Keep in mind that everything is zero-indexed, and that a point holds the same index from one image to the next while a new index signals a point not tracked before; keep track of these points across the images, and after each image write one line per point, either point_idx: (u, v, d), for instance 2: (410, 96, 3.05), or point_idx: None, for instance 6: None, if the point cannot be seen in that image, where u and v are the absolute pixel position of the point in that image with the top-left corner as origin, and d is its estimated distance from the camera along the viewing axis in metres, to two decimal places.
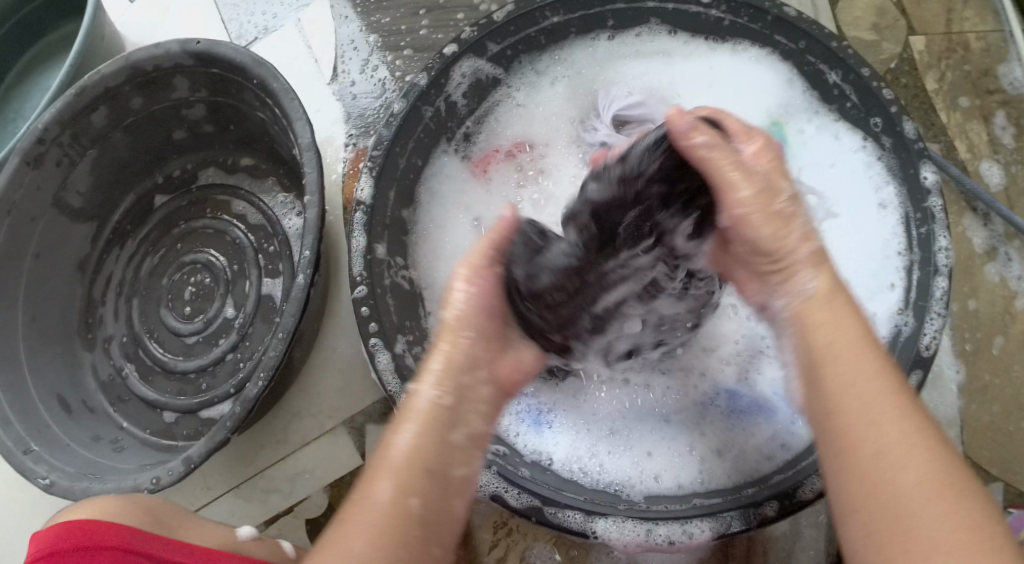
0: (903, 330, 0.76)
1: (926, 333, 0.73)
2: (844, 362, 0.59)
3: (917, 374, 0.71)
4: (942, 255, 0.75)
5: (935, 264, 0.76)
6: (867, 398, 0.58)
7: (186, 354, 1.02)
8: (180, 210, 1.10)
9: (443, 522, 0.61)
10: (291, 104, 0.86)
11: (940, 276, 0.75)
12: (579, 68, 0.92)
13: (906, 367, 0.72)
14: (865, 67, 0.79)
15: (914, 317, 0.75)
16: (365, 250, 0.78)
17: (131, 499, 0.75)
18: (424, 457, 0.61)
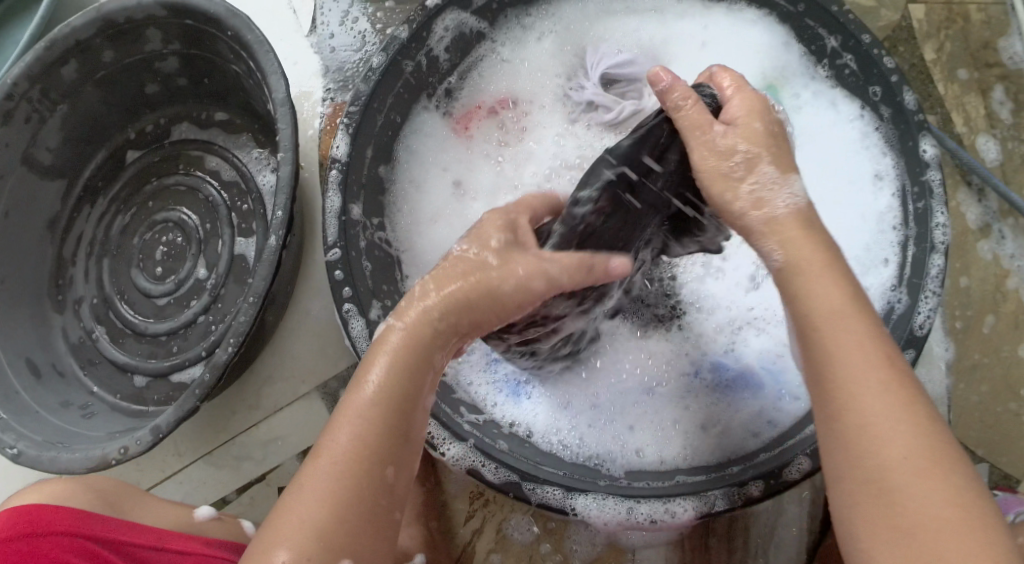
0: (895, 308, 0.73)
1: (919, 312, 0.71)
2: (789, 297, 0.58)
3: (908, 354, 0.69)
4: (940, 231, 0.73)
5: (931, 241, 0.73)
6: (832, 334, 0.56)
7: (157, 316, 0.99)
8: (152, 166, 1.06)
9: (408, 483, 0.57)
10: (266, 57, 0.83)
11: (936, 253, 0.72)
12: (568, 24, 0.89)
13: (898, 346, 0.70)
14: (865, 34, 0.76)
15: (908, 295, 0.73)
16: (341, 211, 0.75)
17: (75, 483, 0.74)
18: (398, 423, 0.56)
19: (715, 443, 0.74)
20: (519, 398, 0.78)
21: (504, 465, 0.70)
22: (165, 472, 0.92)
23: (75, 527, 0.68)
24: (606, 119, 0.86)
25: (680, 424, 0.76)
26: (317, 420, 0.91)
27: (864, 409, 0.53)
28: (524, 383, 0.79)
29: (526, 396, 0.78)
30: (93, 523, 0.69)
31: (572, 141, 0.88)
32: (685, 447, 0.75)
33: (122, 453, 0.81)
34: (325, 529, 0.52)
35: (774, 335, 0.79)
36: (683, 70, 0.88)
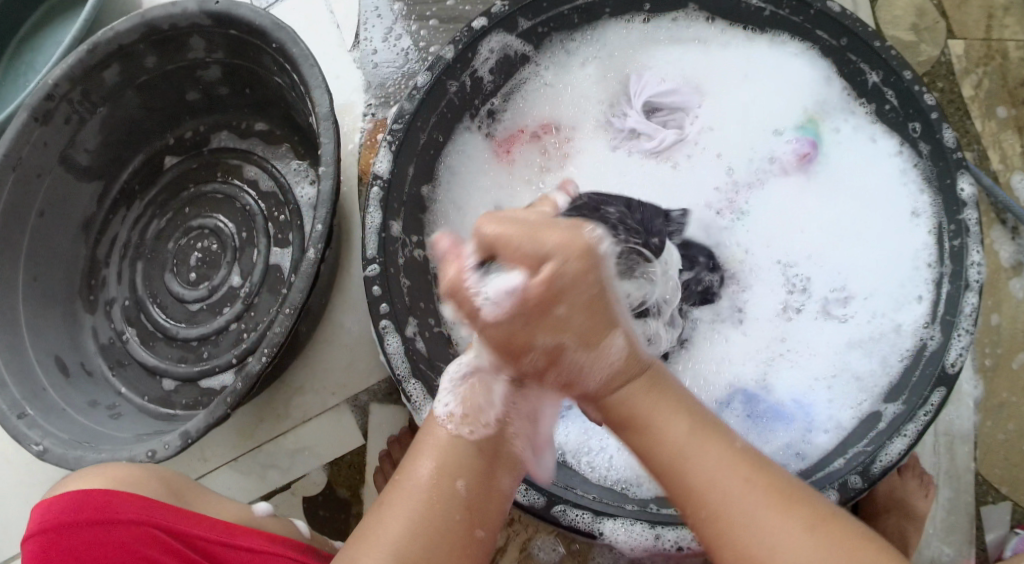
0: (928, 345, 0.74)
1: (952, 350, 0.71)
2: (685, 453, 0.58)
3: (942, 391, 0.70)
4: (975, 270, 0.73)
5: (967, 279, 0.73)
6: (690, 458, 0.58)
7: (189, 321, 1.00)
8: (191, 172, 1.07)
9: (489, 499, 0.64)
10: (311, 71, 0.84)
11: (971, 291, 0.72)
12: (612, 51, 0.93)
13: (928, 385, 0.71)
14: (907, 70, 0.77)
15: (941, 333, 0.73)
16: (381, 227, 0.76)
17: (138, 469, 0.73)
18: (463, 457, 0.63)
19: None
20: None
21: (534, 486, 0.69)
22: (191, 476, 0.94)
23: (137, 514, 0.68)
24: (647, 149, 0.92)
25: None
26: (344, 432, 0.91)
27: (738, 528, 0.56)
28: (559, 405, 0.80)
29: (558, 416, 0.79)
30: (160, 513, 0.69)
31: (612, 168, 0.92)
32: None
33: (150, 456, 0.82)
34: (403, 545, 0.60)
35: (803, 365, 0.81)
36: (722, 101, 0.93)
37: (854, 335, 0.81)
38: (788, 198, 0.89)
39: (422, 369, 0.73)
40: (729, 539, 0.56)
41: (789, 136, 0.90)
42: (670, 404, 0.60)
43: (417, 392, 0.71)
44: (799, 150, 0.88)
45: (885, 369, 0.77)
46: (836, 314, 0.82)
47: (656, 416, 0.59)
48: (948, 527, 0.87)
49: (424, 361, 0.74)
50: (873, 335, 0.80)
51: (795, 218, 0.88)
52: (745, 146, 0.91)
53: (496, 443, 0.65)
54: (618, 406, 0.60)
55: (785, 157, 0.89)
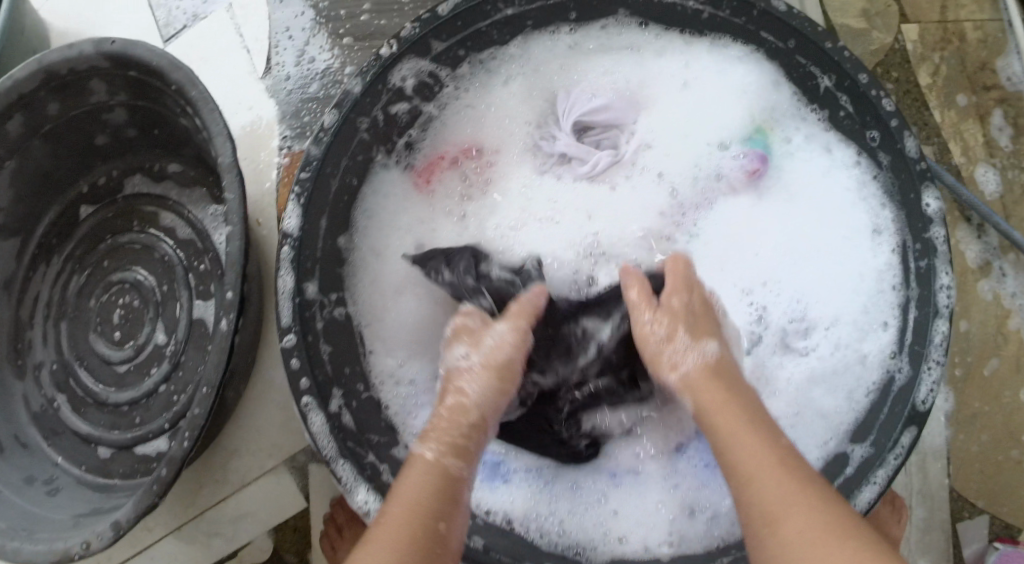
0: (896, 379, 0.70)
1: (922, 386, 0.67)
2: (750, 428, 0.61)
3: (911, 433, 0.66)
4: (943, 294, 0.68)
5: (935, 305, 0.68)
6: (744, 429, 0.60)
7: (118, 385, 0.95)
8: (107, 222, 1.01)
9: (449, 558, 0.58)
10: (211, 115, 0.77)
11: (940, 318, 0.68)
12: (536, 65, 0.86)
13: (899, 424, 0.67)
14: (862, 73, 0.72)
15: (909, 364, 0.69)
16: (294, 291, 0.70)
17: None
18: (440, 487, 0.60)
19: (705, 529, 0.70)
20: (496, 481, 0.74)
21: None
22: (133, 548, 0.89)
23: None
24: (582, 172, 0.84)
25: (668, 507, 0.72)
26: (285, 494, 0.87)
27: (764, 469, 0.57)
28: (502, 466, 0.74)
29: (502, 479, 0.74)
30: None
31: (539, 193, 0.85)
32: (673, 532, 0.71)
33: (84, 549, 0.77)
34: None
35: (763, 404, 0.75)
36: (662, 114, 0.86)
37: (816, 368, 0.76)
38: (737, 219, 0.82)
39: (351, 447, 0.68)
40: (741, 494, 0.57)
41: (735, 150, 0.83)
42: (751, 426, 0.61)
43: (347, 473, 0.66)
44: (746, 166, 0.82)
45: (850, 404, 0.72)
46: (796, 348, 0.77)
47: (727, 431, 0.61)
48: (924, 548, 0.83)
49: (354, 437, 0.68)
50: (837, 368, 0.75)
51: (748, 241, 0.82)
52: (686, 163, 0.84)
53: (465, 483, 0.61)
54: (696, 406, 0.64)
55: (732, 174, 0.83)
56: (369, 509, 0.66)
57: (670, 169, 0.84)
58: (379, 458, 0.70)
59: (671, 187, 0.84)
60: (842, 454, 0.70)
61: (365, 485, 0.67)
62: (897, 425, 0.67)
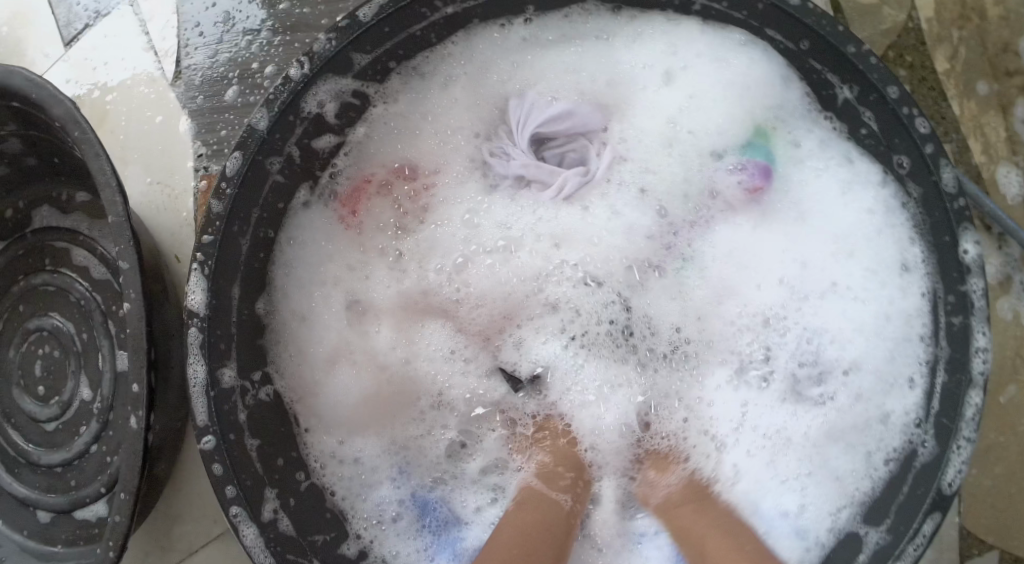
0: (919, 454, 0.62)
1: (949, 467, 0.59)
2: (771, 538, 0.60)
3: (934, 520, 0.58)
4: (979, 359, 0.59)
5: (970, 372, 0.59)
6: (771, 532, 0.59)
7: (48, 444, 0.86)
8: (18, 260, 0.89)
9: None
10: (97, 163, 0.66)
11: (974, 388, 0.59)
12: (482, 63, 0.73)
13: (921, 510, 0.59)
14: (892, 85, 0.60)
15: (936, 441, 0.61)
16: (209, 382, 0.60)
17: None
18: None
19: None
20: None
21: None
22: None
23: None
24: (546, 197, 0.75)
25: None
26: (240, 562, 0.79)
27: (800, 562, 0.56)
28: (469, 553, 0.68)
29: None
30: None
31: (489, 218, 0.75)
32: None
33: None
34: None
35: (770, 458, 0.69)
36: (645, 121, 0.75)
37: (832, 420, 0.68)
38: (745, 236, 0.73)
39: (292, 558, 0.61)
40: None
41: (732, 160, 0.74)
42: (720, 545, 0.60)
43: None
44: (747, 182, 0.73)
45: (867, 469, 0.65)
46: (809, 396, 0.69)
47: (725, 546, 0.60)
48: None
49: (294, 547, 0.61)
50: (857, 422, 0.67)
51: (758, 267, 0.72)
52: (676, 177, 0.75)
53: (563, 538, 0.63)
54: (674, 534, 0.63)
55: (730, 192, 0.74)
56: None
57: (655, 185, 0.75)
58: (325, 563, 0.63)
59: (660, 206, 0.74)
60: (854, 535, 0.63)
61: None
62: (919, 508, 0.60)
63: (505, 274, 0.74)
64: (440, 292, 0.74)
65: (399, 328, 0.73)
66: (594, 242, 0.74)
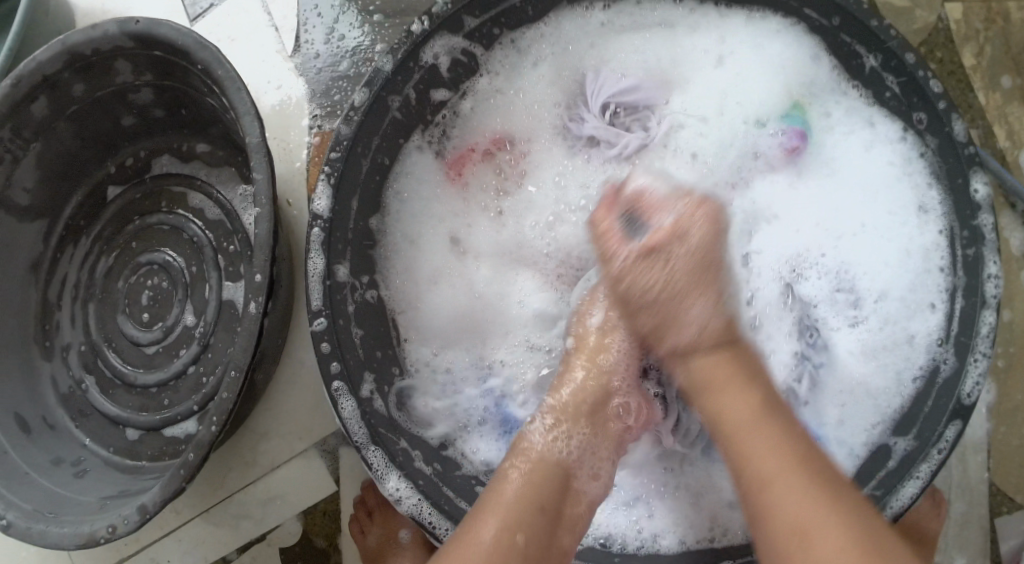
0: (941, 369, 0.70)
1: (968, 378, 0.67)
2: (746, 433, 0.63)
3: (956, 425, 0.67)
4: (992, 284, 0.68)
5: (983, 295, 0.68)
6: (745, 433, 0.63)
7: (147, 366, 0.95)
8: (134, 203, 0.99)
9: (550, 555, 0.63)
10: (238, 94, 0.76)
11: (987, 308, 0.68)
12: (567, 43, 0.83)
13: (945, 417, 0.67)
14: (909, 53, 0.70)
15: (955, 356, 0.69)
16: (325, 273, 0.69)
17: None
18: (537, 497, 0.64)
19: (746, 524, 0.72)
20: None
21: None
22: (161, 530, 0.89)
23: None
24: (611, 155, 0.83)
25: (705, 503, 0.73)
26: (316, 478, 0.87)
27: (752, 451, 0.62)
28: None
29: None
30: None
31: (573, 180, 0.84)
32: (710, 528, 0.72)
33: (110, 532, 0.77)
34: None
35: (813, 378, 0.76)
36: (699, 93, 0.84)
37: (867, 340, 0.76)
38: (781, 196, 0.82)
39: (383, 433, 0.67)
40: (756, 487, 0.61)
41: (773, 127, 0.82)
42: (740, 380, 0.66)
43: (379, 459, 0.66)
44: (786, 143, 0.81)
45: (898, 385, 0.73)
46: (842, 316, 0.77)
47: (726, 390, 0.66)
48: (961, 543, 0.82)
49: (385, 423, 0.68)
50: (886, 343, 0.75)
51: (791, 217, 0.81)
52: (723, 140, 0.83)
53: (561, 498, 0.66)
54: (702, 367, 0.68)
55: (770, 152, 0.82)
56: (400, 496, 0.66)
57: (703, 149, 0.84)
58: (411, 444, 0.69)
59: (705, 164, 0.83)
60: (886, 446, 0.71)
61: (396, 472, 0.66)
62: (943, 416, 0.68)
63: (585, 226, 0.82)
64: (530, 241, 0.82)
65: (496, 270, 0.82)
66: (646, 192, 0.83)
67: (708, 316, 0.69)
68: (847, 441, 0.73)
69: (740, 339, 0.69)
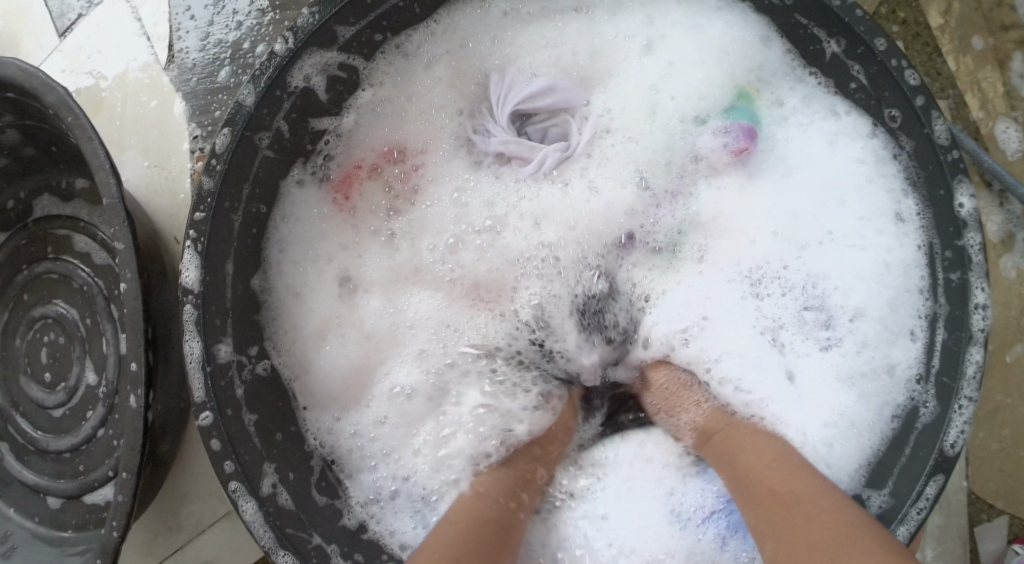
0: (921, 413, 0.63)
1: (951, 427, 0.60)
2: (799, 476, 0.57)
3: (938, 482, 0.59)
4: (979, 317, 0.60)
5: (970, 330, 0.60)
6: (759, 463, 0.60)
7: (57, 430, 0.87)
8: (20, 251, 0.90)
9: None
10: (90, 147, 0.66)
11: (975, 345, 0.60)
12: (463, 38, 0.73)
13: (925, 471, 0.60)
14: (881, 38, 0.60)
15: (938, 402, 0.61)
16: (205, 357, 0.61)
17: None
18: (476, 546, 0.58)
19: None
20: None
21: None
22: None
23: None
24: (526, 173, 0.74)
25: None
26: (244, 540, 0.81)
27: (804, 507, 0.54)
28: None
29: None
30: None
31: (477, 197, 0.74)
32: None
33: None
34: None
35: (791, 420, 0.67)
36: (621, 86, 0.74)
37: (839, 368, 0.68)
38: (733, 202, 0.72)
39: (291, 533, 0.61)
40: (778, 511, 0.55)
41: (715, 124, 0.73)
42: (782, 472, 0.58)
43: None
44: (732, 143, 0.72)
45: (874, 421, 0.66)
46: (815, 339, 0.69)
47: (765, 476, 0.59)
48: (943, 557, 0.76)
49: (293, 520, 0.61)
50: (863, 370, 0.67)
51: (746, 223, 0.72)
52: (657, 146, 0.73)
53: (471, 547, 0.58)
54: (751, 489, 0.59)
55: (713, 155, 0.72)
56: None
57: (634, 154, 0.73)
58: (325, 536, 0.63)
59: (640, 177, 0.73)
60: (858, 497, 0.63)
61: None
62: (923, 469, 0.60)
63: (491, 251, 0.73)
64: (443, 273, 0.73)
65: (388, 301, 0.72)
66: (572, 224, 0.73)
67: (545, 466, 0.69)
68: None
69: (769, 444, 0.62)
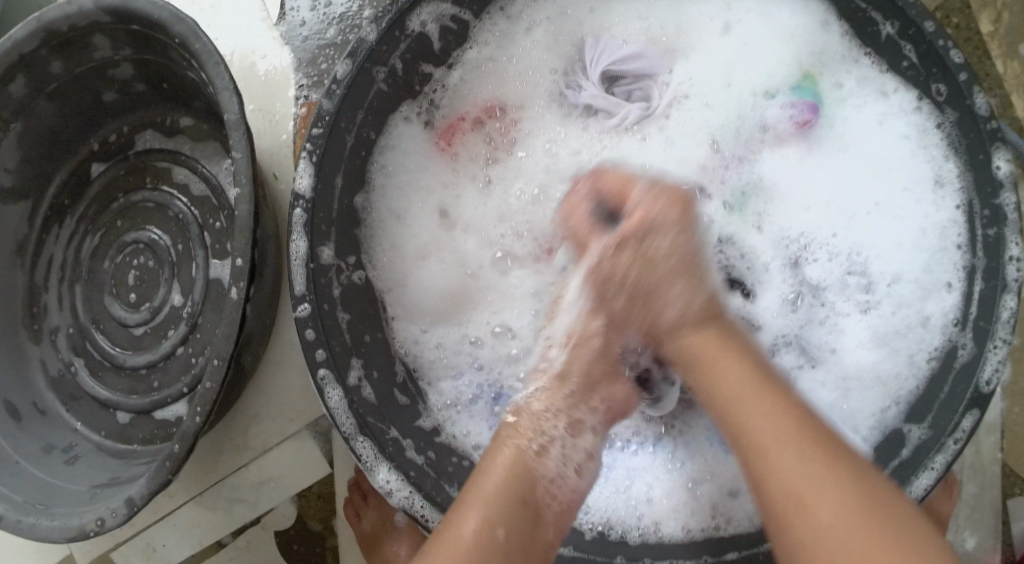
0: (959, 354, 0.67)
1: (986, 365, 0.64)
2: (721, 362, 0.63)
3: (973, 415, 0.64)
4: (1013, 267, 0.65)
5: (1003, 279, 0.65)
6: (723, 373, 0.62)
7: (135, 348, 0.92)
8: (119, 180, 0.97)
9: (533, 548, 0.61)
10: (217, 69, 0.73)
11: (1009, 293, 0.65)
12: (562, 7, 0.80)
13: (960, 406, 0.65)
14: (928, 21, 0.65)
15: (975, 342, 0.66)
16: (309, 256, 0.66)
17: None
18: (517, 488, 0.61)
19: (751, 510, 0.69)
20: None
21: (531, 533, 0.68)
22: (157, 514, 0.87)
23: None
24: (609, 125, 0.80)
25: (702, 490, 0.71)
26: (308, 460, 0.85)
27: (745, 412, 0.60)
28: None
29: None
30: None
31: (567, 147, 0.81)
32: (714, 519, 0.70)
33: (99, 526, 0.75)
34: None
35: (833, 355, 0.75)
36: (702, 62, 0.80)
37: (879, 326, 0.74)
38: (789, 166, 0.78)
39: (372, 424, 0.65)
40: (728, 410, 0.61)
41: (782, 99, 0.79)
42: (732, 367, 0.62)
43: (368, 450, 0.65)
44: (796, 117, 0.78)
45: (911, 368, 0.71)
46: (854, 299, 0.75)
47: (721, 378, 0.62)
48: (973, 523, 0.80)
49: (374, 412, 0.66)
50: (899, 328, 0.73)
51: (798, 191, 0.78)
52: (729, 114, 0.80)
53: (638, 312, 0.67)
54: (685, 345, 0.65)
55: (780, 124, 0.79)
56: (391, 488, 0.65)
57: (711, 122, 0.80)
58: (401, 433, 0.68)
59: (712, 141, 0.80)
60: (900, 433, 0.68)
61: (386, 464, 0.65)
62: (959, 405, 0.65)
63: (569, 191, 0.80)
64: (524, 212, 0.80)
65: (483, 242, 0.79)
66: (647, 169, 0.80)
67: (660, 293, 0.67)
68: (853, 424, 0.72)
69: (722, 316, 0.67)
